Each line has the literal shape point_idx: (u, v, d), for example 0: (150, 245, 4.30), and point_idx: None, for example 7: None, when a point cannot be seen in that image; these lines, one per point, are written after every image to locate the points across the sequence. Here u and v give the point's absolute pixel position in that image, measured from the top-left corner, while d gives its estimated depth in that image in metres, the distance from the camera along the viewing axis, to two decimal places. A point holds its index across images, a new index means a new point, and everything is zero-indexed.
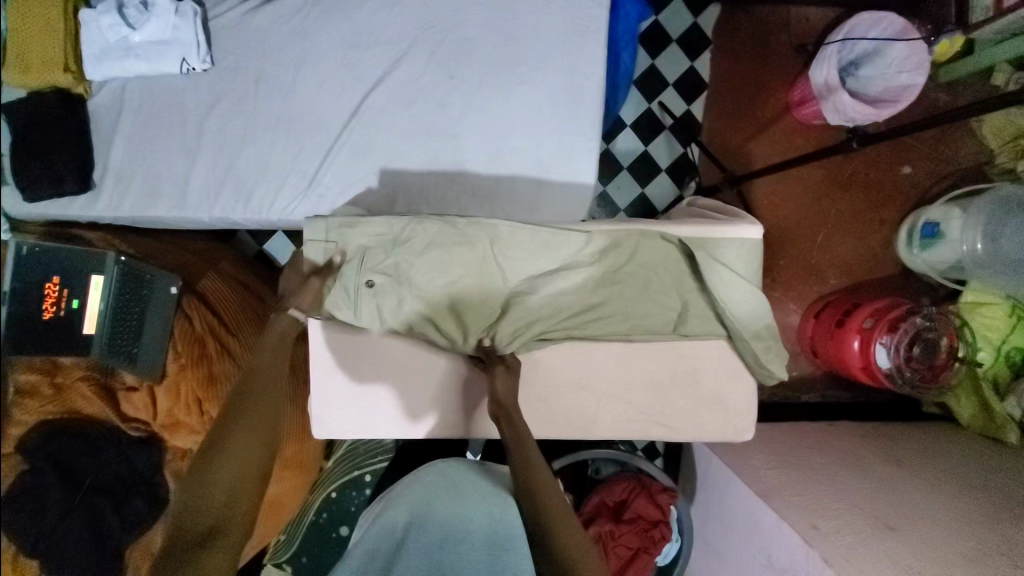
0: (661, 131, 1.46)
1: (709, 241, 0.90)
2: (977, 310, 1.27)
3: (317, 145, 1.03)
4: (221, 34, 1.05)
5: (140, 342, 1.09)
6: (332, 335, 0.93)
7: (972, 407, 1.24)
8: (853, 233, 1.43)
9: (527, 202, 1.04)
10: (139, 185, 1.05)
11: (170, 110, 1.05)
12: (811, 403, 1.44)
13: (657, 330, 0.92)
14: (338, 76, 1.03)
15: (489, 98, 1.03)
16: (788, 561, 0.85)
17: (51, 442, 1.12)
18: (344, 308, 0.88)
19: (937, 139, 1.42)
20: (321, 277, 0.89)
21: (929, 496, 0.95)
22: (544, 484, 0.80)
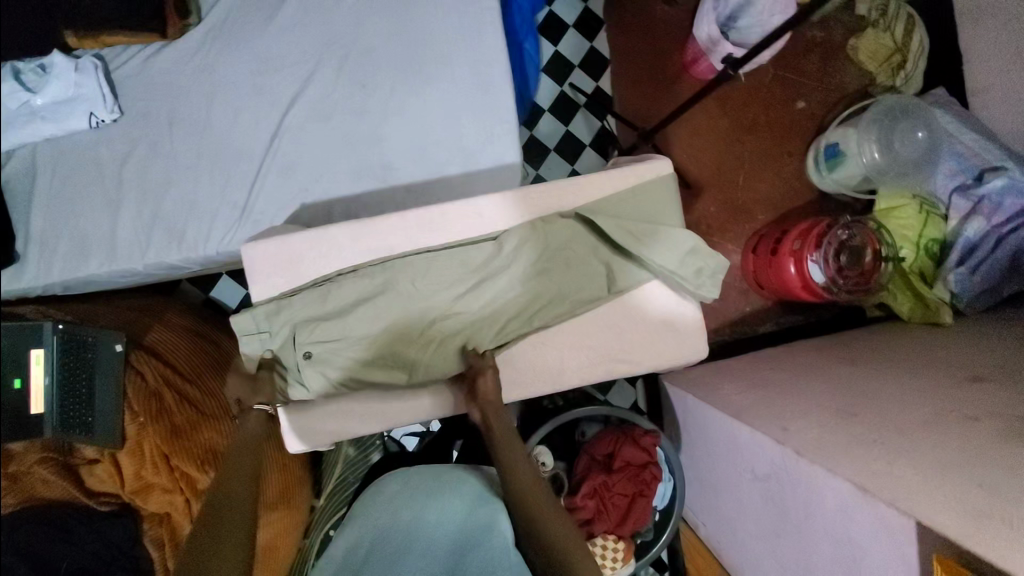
0: (577, 110, 1.51)
1: (604, 202, 0.86)
2: (892, 214, 1.37)
3: (243, 173, 1.04)
4: (126, 84, 1.05)
5: (95, 409, 1.05)
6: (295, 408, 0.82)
7: (909, 301, 1.33)
8: (769, 169, 1.53)
9: (459, 189, 1.08)
10: (67, 248, 1.03)
11: (87, 168, 1.04)
12: (769, 333, 1.51)
13: (597, 297, 0.85)
14: (251, 104, 1.05)
15: (403, 99, 1.07)
16: (769, 466, 0.90)
17: (15, 534, 1.04)
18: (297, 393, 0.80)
19: (821, 71, 1.55)
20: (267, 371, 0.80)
21: (882, 382, 1.02)
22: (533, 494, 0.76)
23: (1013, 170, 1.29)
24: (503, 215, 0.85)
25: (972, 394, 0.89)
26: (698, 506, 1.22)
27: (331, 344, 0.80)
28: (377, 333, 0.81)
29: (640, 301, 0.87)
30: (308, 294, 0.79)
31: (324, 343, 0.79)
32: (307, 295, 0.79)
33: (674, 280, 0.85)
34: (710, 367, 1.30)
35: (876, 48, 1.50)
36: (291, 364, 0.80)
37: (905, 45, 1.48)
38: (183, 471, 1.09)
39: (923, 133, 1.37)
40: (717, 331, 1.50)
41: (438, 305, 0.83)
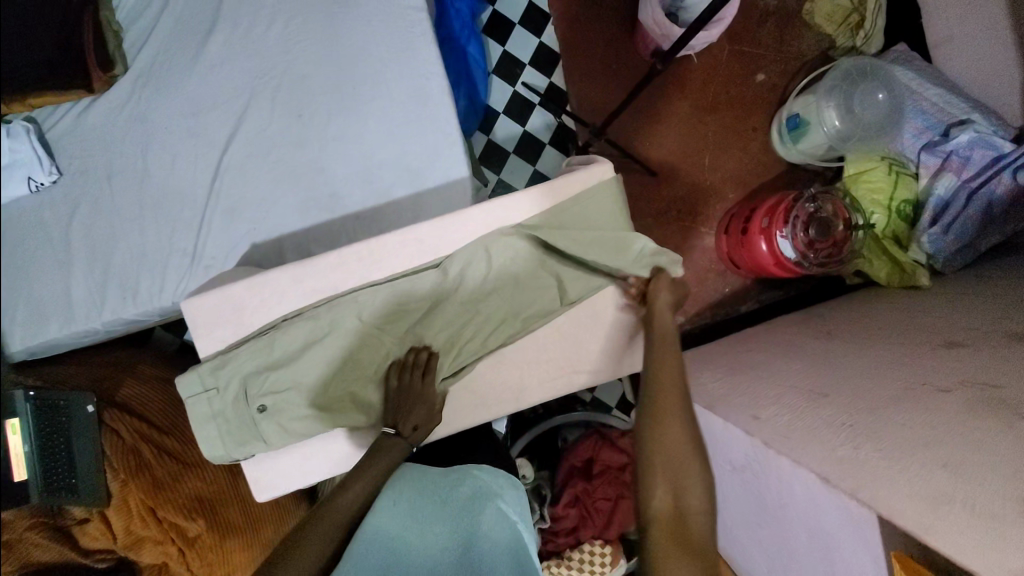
0: (532, 108, 1.48)
1: (543, 216, 0.84)
2: (861, 180, 1.34)
3: (189, 220, 1.03)
4: (61, 143, 1.04)
5: (76, 471, 1.06)
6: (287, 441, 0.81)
7: (885, 266, 1.30)
8: (734, 146, 1.50)
9: (408, 211, 1.06)
10: (24, 315, 1.03)
11: (32, 231, 1.03)
12: (751, 311, 1.49)
13: (551, 311, 0.84)
14: (188, 148, 1.04)
15: (342, 124, 1.05)
16: (744, 457, 0.88)
17: None
18: (259, 445, 0.79)
19: (779, 40, 1.51)
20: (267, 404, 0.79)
21: (855, 354, 1.00)
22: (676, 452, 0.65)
23: (979, 123, 1.26)
24: (444, 235, 0.83)
25: (943, 361, 0.87)
26: None
27: (284, 394, 0.79)
28: (329, 376, 0.81)
29: (595, 313, 0.86)
30: (253, 346, 0.79)
31: (276, 393, 0.79)
32: (252, 347, 0.79)
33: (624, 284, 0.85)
34: (691, 356, 1.28)
35: (833, 10, 1.47)
36: (245, 419, 0.79)
37: (862, 3, 1.45)
38: (172, 521, 1.09)
39: (883, 95, 1.34)
40: (698, 314, 1.48)
41: (387, 340, 0.82)
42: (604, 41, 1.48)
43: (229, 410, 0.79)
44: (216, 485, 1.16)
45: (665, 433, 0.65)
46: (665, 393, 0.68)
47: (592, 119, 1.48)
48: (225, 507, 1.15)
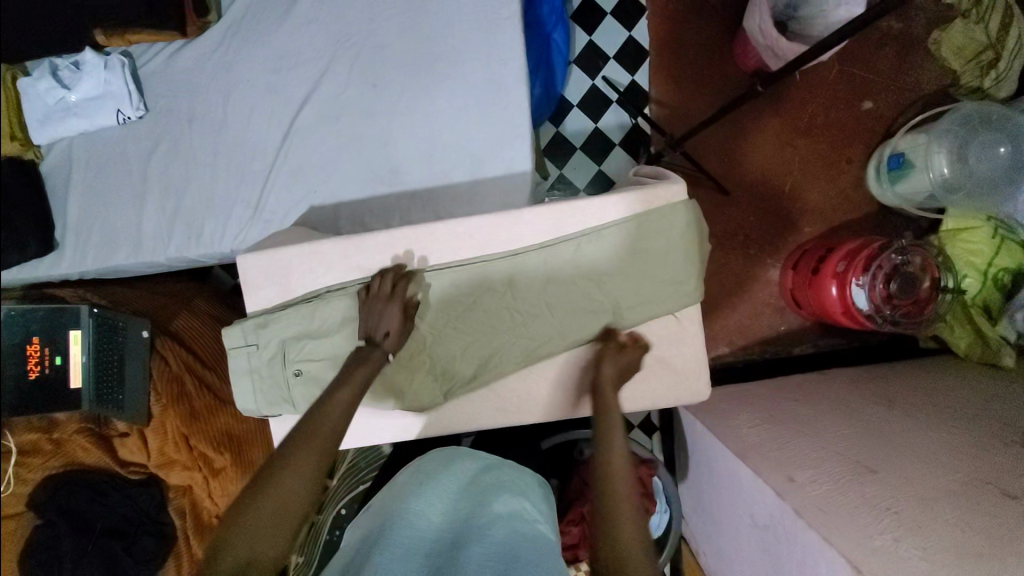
0: (608, 106, 1.42)
1: (600, 229, 0.80)
2: (959, 237, 1.24)
3: (255, 173, 1.06)
4: (151, 81, 1.08)
5: (125, 389, 1.12)
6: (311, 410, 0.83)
7: (967, 337, 1.21)
8: (822, 176, 1.39)
9: (465, 197, 1.04)
10: (97, 238, 1.09)
11: (115, 161, 1.09)
12: (804, 355, 1.40)
13: (594, 331, 0.81)
14: (265, 102, 1.06)
15: (415, 99, 1.04)
16: (768, 517, 0.84)
17: (57, 494, 1.19)
18: (283, 394, 0.81)
19: (895, 68, 1.38)
20: (302, 370, 0.81)
21: (915, 433, 0.92)
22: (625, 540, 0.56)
23: None
24: (497, 235, 0.81)
25: (1012, 461, 0.80)
26: (701, 538, 1.16)
27: (320, 363, 0.81)
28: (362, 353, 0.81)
29: (636, 341, 0.82)
30: (299, 312, 0.81)
31: (310, 361, 0.80)
32: (297, 311, 0.81)
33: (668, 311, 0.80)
34: (729, 393, 1.22)
35: (964, 43, 1.33)
36: (279, 380, 0.82)
37: (1001, 40, 1.28)
38: (201, 451, 1.16)
39: (1005, 148, 1.18)
40: (746, 349, 1.40)
41: (426, 329, 0.82)
42: (700, 44, 1.39)
43: (266, 368, 0.81)
44: (245, 427, 1.24)
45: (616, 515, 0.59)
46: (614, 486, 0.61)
47: (671, 126, 1.40)
48: (248, 445, 1.23)
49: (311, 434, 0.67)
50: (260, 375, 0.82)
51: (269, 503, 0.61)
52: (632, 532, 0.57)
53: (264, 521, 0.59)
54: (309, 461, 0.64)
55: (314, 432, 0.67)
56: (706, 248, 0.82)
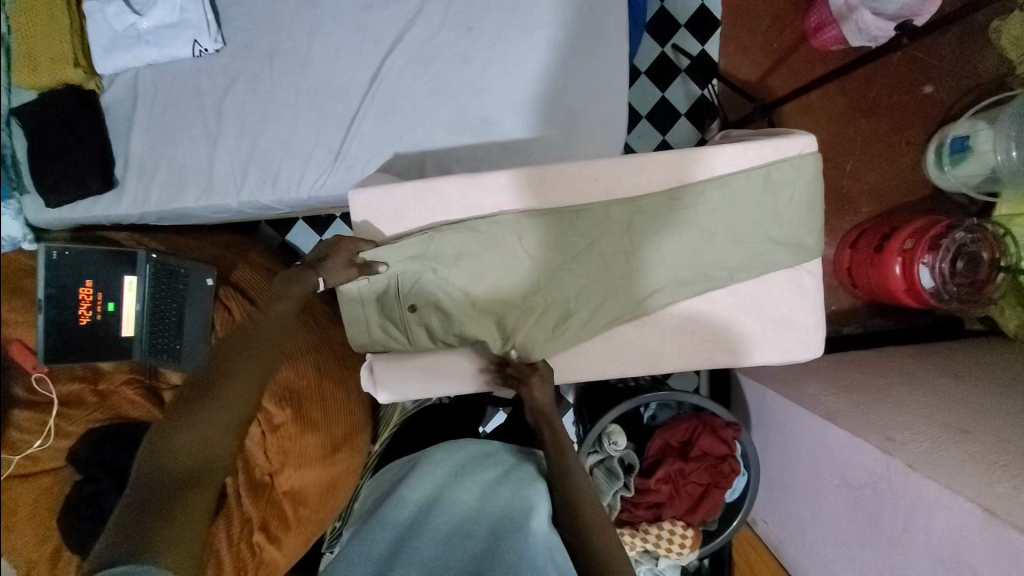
0: (676, 75, 1.41)
1: (733, 178, 0.78)
2: (1019, 221, 1.23)
3: (339, 116, 1.01)
4: (229, 12, 1.02)
5: (183, 339, 1.08)
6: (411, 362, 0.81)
7: (1018, 318, 1.25)
8: (881, 158, 1.41)
9: (558, 152, 1.02)
10: (164, 177, 1.03)
11: (186, 96, 1.03)
12: (853, 334, 1.43)
13: (712, 282, 0.80)
14: (353, 41, 1.01)
15: (511, 47, 1.01)
16: (866, 476, 0.85)
17: (102, 448, 1.09)
18: (373, 297, 0.78)
19: (957, 56, 1.41)
20: (414, 304, 0.79)
21: (998, 400, 0.94)
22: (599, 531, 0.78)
23: None
24: (618, 179, 0.79)
25: None
26: (764, 504, 1.17)
27: (436, 300, 0.79)
28: (478, 291, 0.79)
29: (756, 297, 0.81)
30: (413, 246, 0.77)
31: (427, 293, 0.79)
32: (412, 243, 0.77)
33: (793, 259, 0.80)
34: (791, 366, 1.24)
35: (1022, 34, 1.33)
36: (391, 313, 0.80)
37: None
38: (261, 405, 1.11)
39: None
40: None
41: (544, 272, 0.79)
42: (772, 17, 1.38)
43: (380, 300, 0.79)
44: (304, 380, 1.16)
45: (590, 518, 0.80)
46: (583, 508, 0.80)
47: (759, 95, 1.38)
48: (308, 401, 1.15)
49: (242, 357, 0.80)
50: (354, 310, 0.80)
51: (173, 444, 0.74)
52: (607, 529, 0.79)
53: (196, 437, 0.75)
54: (225, 405, 0.77)
55: (238, 365, 0.80)
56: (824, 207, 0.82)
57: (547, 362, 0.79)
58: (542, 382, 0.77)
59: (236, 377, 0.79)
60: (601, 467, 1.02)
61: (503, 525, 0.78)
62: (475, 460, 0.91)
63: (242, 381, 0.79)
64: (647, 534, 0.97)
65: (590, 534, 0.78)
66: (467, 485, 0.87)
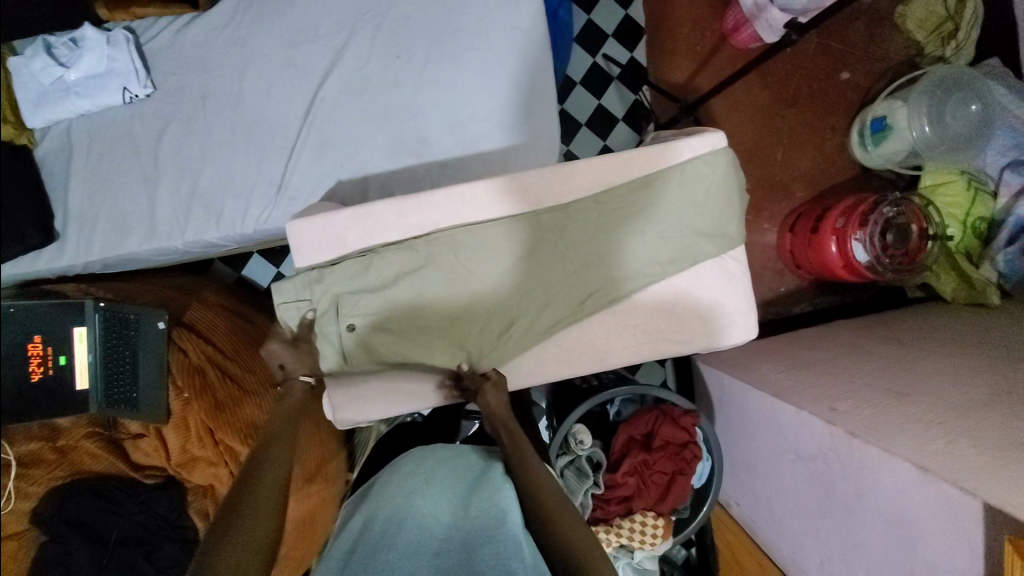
0: (610, 83, 1.46)
1: (653, 179, 0.83)
2: (939, 191, 1.34)
3: (277, 149, 1.03)
4: (158, 57, 1.04)
5: (139, 385, 1.07)
6: (375, 385, 0.81)
7: (952, 281, 1.31)
8: (809, 144, 1.49)
9: (495, 167, 1.05)
10: (105, 224, 1.03)
11: (122, 144, 1.03)
12: (803, 313, 1.49)
13: (649, 279, 0.83)
14: (284, 77, 1.03)
15: (440, 70, 1.04)
16: (815, 447, 0.89)
17: (66, 506, 1.10)
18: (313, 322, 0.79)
19: (869, 42, 1.50)
20: (351, 331, 0.81)
21: (930, 362, 0.99)
22: (564, 519, 0.81)
23: None
24: (548, 188, 0.83)
25: None
26: (733, 485, 1.21)
27: (378, 321, 0.81)
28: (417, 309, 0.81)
29: (690, 286, 0.85)
30: (350, 269, 0.79)
31: (367, 318, 0.80)
32: (349, 269, 0.79)
33: (717, 249, 0.83)
34: (745, 350, 1.29)
35: (927, 15, 1.44)
36: (333, 341, 0.81)
37: (958, 12, 1.40)
38: (227, 444, 1.09)
39: (975, 107, 1.30)
40: None
41: (483, 283, 0.82)
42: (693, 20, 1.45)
43: (321, 328, 0.80)
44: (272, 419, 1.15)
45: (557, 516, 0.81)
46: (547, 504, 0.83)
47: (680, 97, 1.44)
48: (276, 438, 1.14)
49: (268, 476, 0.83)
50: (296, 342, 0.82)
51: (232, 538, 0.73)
52: (570, 520, 0.81)
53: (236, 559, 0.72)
54: (267, 494, 0.80)
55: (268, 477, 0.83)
56: (743, 195, 0.86)
57: (497, 369, 0.80)
58: (495, 387, 0.79)
59: (269, 482, 0.82)
60: (571, 468, 1.03)
61: (478, 539, 0.77)
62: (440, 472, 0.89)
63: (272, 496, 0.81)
64: (620, 528, 1.00)
65: (555, 524, 0.80)
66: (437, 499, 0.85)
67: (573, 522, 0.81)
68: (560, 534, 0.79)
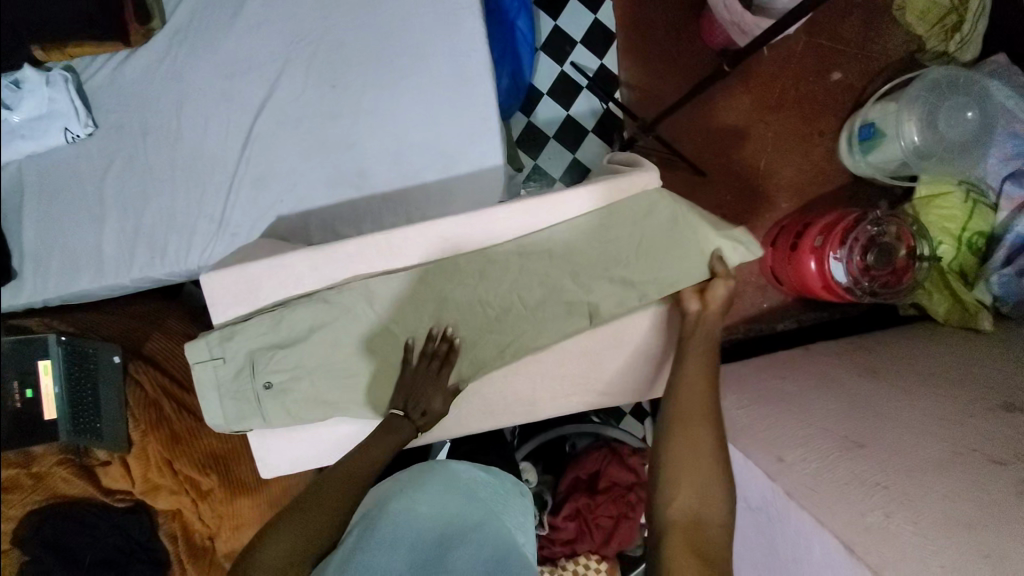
0: (579, 93, 1.40)
1: (574, 224, 0.80)
2: (933, 204, 1.24)
3: (218, 186, 1.02)
4: (99, 95, 1.04)
5: (103, 416, 1.07)
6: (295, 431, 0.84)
7: (945, 302, 1.22)
8: (795, 152, 1.40)
9: (437, 198, 1.02)
10: (57, 263, 1.05)
11: (68, 183, 1.05)
12: (786, 331, 1.41)
13: (571, 327, 0.81)
14: (224, 111, 1.02)
15: (378, 99, 1.01)
16: (759, 498, 0.84)
17: (42, 528, 1.07)
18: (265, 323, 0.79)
19: (862, 39, 1.38)
20: (266, 385, 0.80)
21: (898, 402, 0.92)
22: (697, 440, 0.73)
23: None
24: (470, 235, 0.81)
25: (998, 425, 0.79)
26: None
27: (292, 375, 0.80)
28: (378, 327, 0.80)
29: (619, 336, 0.84)
30: (262, 322, 0.79)
31: (282, 371, 0.79)
32: (263, 321, 0.79)
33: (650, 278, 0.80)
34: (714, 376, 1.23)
35: (928, 7, 1.30)
36: (247, 395, 0.80)
37: (963, 3, 1.26)
38: (186, 474, 1.11)
39: (974, 113, 1.20)
40: (729, 330, 1.41)
41: (402, 331, 0.81)
42: (667, 23, 1.37)
43: (235, 383, 0.80)
44: (230, 445, 1.18)
45: (687, 440, 0.74)
46: (685, 411, 0.75)
47: (641, 111, 1.38)
48: (237, 465, 1.17)
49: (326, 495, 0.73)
50: (208, 395, 0.81)
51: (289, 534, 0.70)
52: (705, 445, 0.73)
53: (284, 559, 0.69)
54: (333, 498, 0.73)
55: (344, 477, 0.75)
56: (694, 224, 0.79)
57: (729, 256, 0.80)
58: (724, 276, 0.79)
59: (348, 484, 0.75)
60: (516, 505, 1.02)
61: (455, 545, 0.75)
62: (418, 471, 0.83)
63: (341, 493, 0.74)
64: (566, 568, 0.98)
65: (679, 432, 0.74)
66: (417, 496, 0.79)
67: (705, 449, 0.73)
68: (680, 447, 0.73)
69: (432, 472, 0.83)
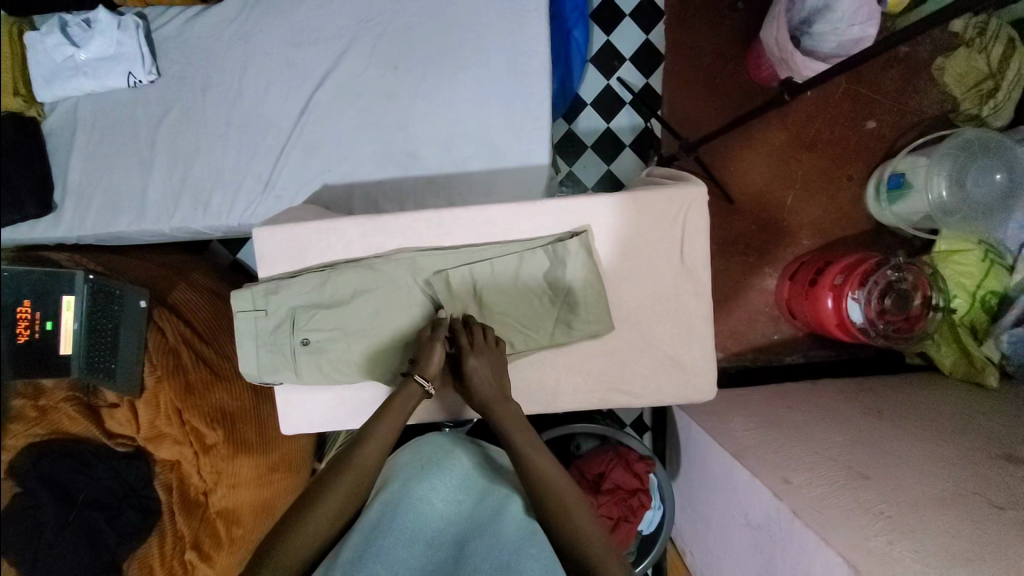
0: (621, 107, 1.43)
1: (619, 227, 0.83)
2: (952, 259, 1.27)
3: (269, 147, 1.04)
4: (165, 44, 1.06)
5: (118, 358, 1.02)
6: (318, 391, 0.86)
7: (952, 355, 1.26)
8: (823, 192, 1.43)
9: (480, 187, 1.04)
10: (99, 202, 1.06)
11: (122, 125, 1.07)
12: (793, 364, 1.44)
13: (598, 325, 0.82)
14: (283, 75, 1.05)
15: (436, 85, 1.03)
16: (762, 517, 0.86)
17: (40, 462, 1.05)
18: (316, 284, 0.82)
19: (899, 92, 1.43)
20: (302, 342, 0.82)
21: (904, 442, 0.95)
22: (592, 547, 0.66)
23: None
24: (518, 223, 0.84)
25: (997, 472, 0.82)
26: (688, 534, 1.19)
27: (328, 336, 0.82)
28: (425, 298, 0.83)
29: (649, 339, 0.84)
30: (308, 281, 0.82)
31: (319, 330, 0.82)
32: (308, 280, 0.82)
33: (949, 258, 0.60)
34: (722, 398, 1.25)
35: (967, 70, 1.36)
36: (284, 349, 0.83)
37: (1001, 71, 1.30)
38: (194, 426, 1.06)
39: (1001, 176, 1.22)
40: (737, 355, 1.44)
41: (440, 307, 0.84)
42: (715, 52, 1.41)
43: (274, 336, 0.82)
44: (239, 403, 1.13)
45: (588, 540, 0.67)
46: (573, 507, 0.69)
47: (680, 132, 1.42)
48: (244, 424, 1.13)
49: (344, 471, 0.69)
50: (244, 345, 0.83)
51: (297, 537, 0.65)
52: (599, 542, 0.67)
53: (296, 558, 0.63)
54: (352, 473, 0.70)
55: (352, 463, 0.70)
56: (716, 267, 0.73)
57: None
58: None
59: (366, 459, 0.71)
60: None
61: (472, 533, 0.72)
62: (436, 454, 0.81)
63: (355, 478, 0.70)
64: None
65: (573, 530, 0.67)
66: (436, 484, 0.77)
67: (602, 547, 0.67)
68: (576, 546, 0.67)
69: (450, 455, 0.81)
